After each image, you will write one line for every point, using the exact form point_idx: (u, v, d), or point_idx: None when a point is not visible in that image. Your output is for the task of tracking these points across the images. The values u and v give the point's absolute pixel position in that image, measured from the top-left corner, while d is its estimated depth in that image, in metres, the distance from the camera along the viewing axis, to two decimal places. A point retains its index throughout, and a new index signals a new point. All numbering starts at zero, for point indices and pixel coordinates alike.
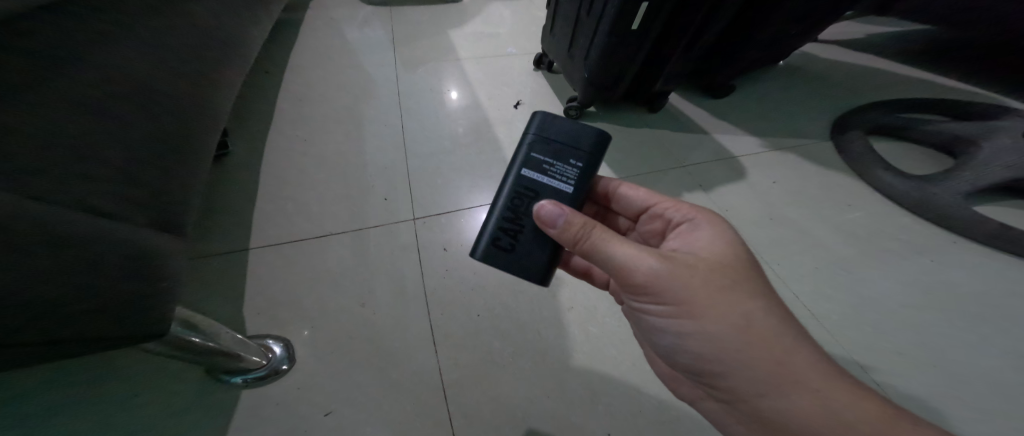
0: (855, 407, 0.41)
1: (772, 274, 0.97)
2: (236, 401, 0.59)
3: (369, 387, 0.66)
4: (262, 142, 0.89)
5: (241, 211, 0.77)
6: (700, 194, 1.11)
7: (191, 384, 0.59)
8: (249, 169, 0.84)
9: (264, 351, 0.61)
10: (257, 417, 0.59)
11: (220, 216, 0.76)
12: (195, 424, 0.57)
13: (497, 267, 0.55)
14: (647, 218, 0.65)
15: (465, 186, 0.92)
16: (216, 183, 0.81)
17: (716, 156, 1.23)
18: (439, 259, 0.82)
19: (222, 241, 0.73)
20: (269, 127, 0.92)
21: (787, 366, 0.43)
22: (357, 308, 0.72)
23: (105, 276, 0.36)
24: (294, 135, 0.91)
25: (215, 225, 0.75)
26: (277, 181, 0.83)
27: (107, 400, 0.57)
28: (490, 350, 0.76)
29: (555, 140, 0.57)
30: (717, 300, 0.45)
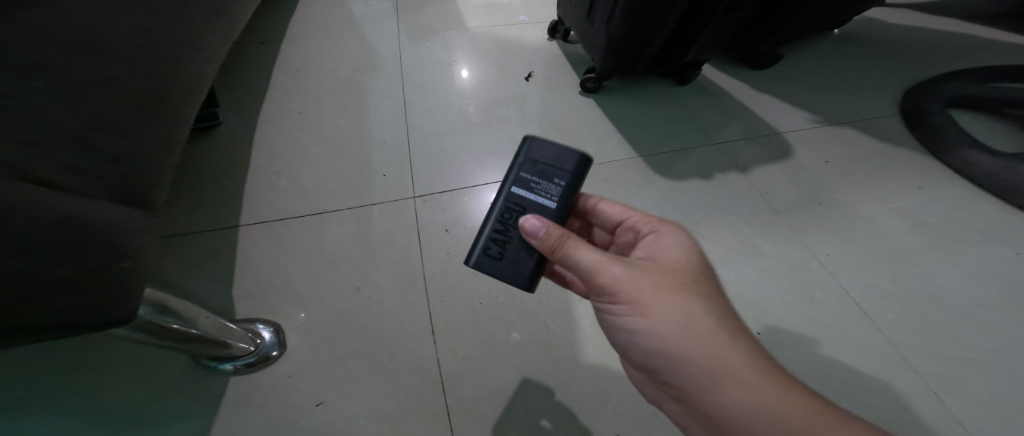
0: (788, 405, 0.34)
1: (819, 264, 0.85)
2: (226, 386, 0.58)
3: (362, 377, 0.63)
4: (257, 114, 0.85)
5: (232, 186, 0.74)
6: (735, 175, 0.99)
7: (180, 370, 0.58)
8: (243, 141, 0.80)
9: (251, 337, 0.59)
10: (247, 405, 0.57)
11: (207, 191, 0.72)
12: (184, 410, 0.56)
13: (490, 275, 0.48)
14: (620, 231, 0.56)
15: (470, 164, 0.89)
16: (207, 156, 0.77)
17: (758, 133, 1.09)
18: (441, 241, 0.78)
19: (211, 217, 0.70)
20: (266, 98, 0.89)
21: (724, 363, 0.36)
22: (351, 292, 0.69)
23: (44, 257, 0.32)
24: (289, 108, 0.87)
25: (203, 201, 0.71)
26: (269, 155, 0.79)
27: (98, 384, 0.57)
28: (493, 341, 0.71)
29: (545, 161, 0.50)
30: (661, 302, 0.39)
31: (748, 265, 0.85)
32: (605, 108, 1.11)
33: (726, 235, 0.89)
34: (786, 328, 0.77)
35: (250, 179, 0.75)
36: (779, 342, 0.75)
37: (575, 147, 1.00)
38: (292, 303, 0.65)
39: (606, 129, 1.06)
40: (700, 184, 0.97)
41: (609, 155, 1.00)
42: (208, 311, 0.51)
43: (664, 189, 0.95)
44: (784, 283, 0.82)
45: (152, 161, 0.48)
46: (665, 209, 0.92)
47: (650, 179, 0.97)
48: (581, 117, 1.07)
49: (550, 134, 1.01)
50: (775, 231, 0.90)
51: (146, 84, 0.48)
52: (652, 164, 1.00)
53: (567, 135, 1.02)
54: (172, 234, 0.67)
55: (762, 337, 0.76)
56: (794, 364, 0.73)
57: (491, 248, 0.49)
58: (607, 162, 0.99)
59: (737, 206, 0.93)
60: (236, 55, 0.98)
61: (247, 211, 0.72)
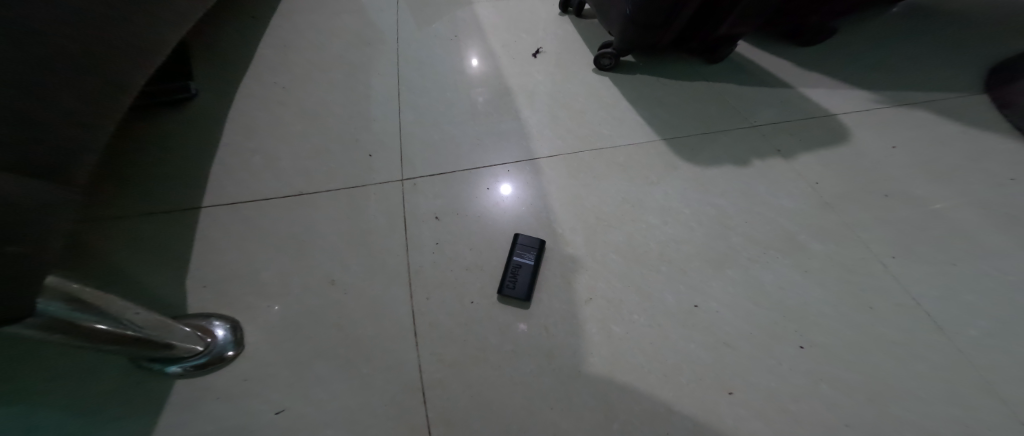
0: None
1: (879, 267, 0.71)
2: (170, 392, 0.49)
3: (332, 381, 0.55)
4: (236, 87, 0.77)
5: (197, 163, 0.65)
6: (777, 162, 0.85)
7: (119, 372, 0.49)
8: (216, 115, 0.72)
9: (199, 336, 0.49)
10: (192, 412, 0.48)
11: (170, 167, 0.64)
12: (119, 421, 0.47)
13: (510, 300, 0.67)
14: None
15: (467, 144, 0.82)
16: (173, 129, 0.69)
17: (806, 116, 0.94)
18: (431, 230, 0.70)
19: (171, 197, 0.61)
20: (247, 70, 0.82)
21: None
22: (324, 284, 0.60)
23: None
24: (272, 82, 0.81)
25: (164, 178, 0.63)
26: (244, 128, 0.71)
27: (21, 388, 0.48)
28: (484, 346, 0.63)
29: (528, 240, 0.72)
30: None
31: (790, 265, 0.72)
32: (622, 87, 0.99)
33: (763, 230, 0.76)
34: (833, 341, 0.65)
35: (218, 154, 0.67)
36: (823, 358, 0.64)
37: (589, 129, 0.90)
38: (252, 295, 0.56)
39: (624, 110, 0.94)
40: (734, 172, 0.84)
41: (627, 137, 0.89)
42: (138, 304, 0.42)
43: (690, 177, 0.83)
44: (833, 288, 0.69)
45: (65, 153, 0.40)
46: (691, 199, 0.80)
47: (674, 166, 0.84)
48: (596, 97, 0.96)
49: (560, 115, 0.91)
50: (824, 226, 0.76)
51: (72, 63, 0.41)
52: (676, 148, 0.87)
53: (578, 116, 0.91)
54: (125, 215, 0.59)
55: (804, 352, 0.64)
56: (842, 384, 0.61)
57: (507, 282, 0.67)
58: (625, 145, 0.87)
59: (777, 197, 0.80)
60: (221, 26, 0.91)
61: (212, 189, 0.63)
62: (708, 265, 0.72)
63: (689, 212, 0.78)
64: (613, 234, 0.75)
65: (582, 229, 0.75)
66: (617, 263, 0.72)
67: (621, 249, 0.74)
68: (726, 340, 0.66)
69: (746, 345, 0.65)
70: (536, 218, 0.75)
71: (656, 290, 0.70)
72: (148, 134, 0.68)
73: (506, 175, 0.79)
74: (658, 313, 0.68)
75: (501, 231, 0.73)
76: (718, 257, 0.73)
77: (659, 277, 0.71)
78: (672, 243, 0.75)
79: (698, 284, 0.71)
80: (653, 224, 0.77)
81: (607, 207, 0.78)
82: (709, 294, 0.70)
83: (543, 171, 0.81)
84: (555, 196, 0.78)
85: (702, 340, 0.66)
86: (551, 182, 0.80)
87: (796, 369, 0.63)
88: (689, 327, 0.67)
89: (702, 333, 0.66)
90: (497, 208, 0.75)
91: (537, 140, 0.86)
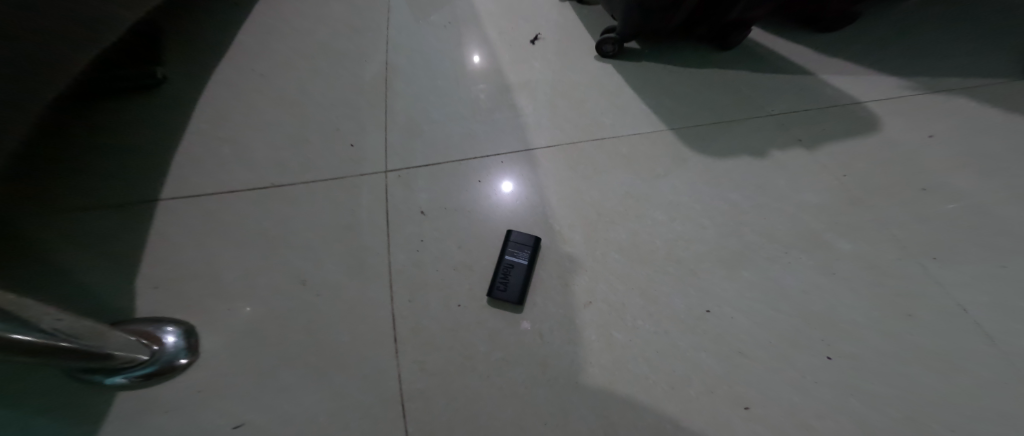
0: None
1: (915, 268, 0.63)
2: (113, 406, 0.44)
3: (300, 393, 0.49)
4: (207, 70, 0.72)
5: (159, 152, 0.60)
6: (798, 153, 0.78)
7: (54, 385, 0.44)
8: (184, 101, 0.67)
9: (144, 344, 0.44)
10: (139, 428, 0.43)
11: (128, 157, 0.59)
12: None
13: (501, 304, 0.61)
14: None
15: (458, 134, 0.76)
16: (135, 116, 0.64)
17: (829, 103, 0.86)
18: (415, 225, 0.64)
19: (127, 189, 0.56)
20: (221, 53, 0.76)
21: None
22: (293, 285, 0.54)
23: None
24: (247, 66, 0.75)
25: (121, 169, 0.58)
26: (214, 115, 0.66)
27: None
28: (471, 353, 0.57)
29: (521, 238, 0.65)
30: None
31: (813, 266, 0.64)
32: (626, 75, 0.92)
33: (783, 228, 0.68)
34: (863, 351, 0.57)
35: (184, 143, 0.62)
36: (853, 370, 0.56)
37: (590, 118, 0.83)
38: (211, 298, 0.51)
39: (628, 98, 0.87)
40: (750, 164, 0.76)
41: (631, 127, 0.82)
42: (61, 310, 0.37)
43: (700, 170, 0.76)
44: (863, 291, 0.62)
45: None
46: (701, 194, 0.73)
47: (683, 158, 0.77)
48: (598, 85, 0.89)
49: (559, 104, 0.84)
50: (851, 223, 0.68)
51: None
52: (686, 139, 0.80)
53: (578, 105, 0.85)
54: (77, 208, 0.54)
55: (831, 363, 0.57)
56: (875, 400, 0.54)
57: (497, 283, 0.61)
58: (630, 135, 0.80)
59: (798, 191, 0.72)
60: (197, 9, 0.86)
61: (174, 180, 0.58)
62: (721, 266, 0.65)
63: (699, 207, 0.71)
64: (615, 231, 0.69)
65: (581, 226, 0.69)
66: (620, 263, 0.66)
67: (624, 248, 0.67)
68: (741, 349, 0.59)
69: (765, 355, 0.58)
70: (531, 214, 0.69)
71: (662, 293, 0.63)
72: (108, 121, 0.63)
73: (499, 167, 0.73)
74: (665, 318, 0.61)
75: (493, 228, 0.67)
76: (732, 257, 0.66)
77: (666, 278, 0.64)
78: (681, 241, 0.68)
79: (709, 286, 0.64)
80: (659, 220, 0.70)
81: (609, 202, 0.72)
82: (722, 298, 0.63)
83: (539, 163, 0.75)
84: (552, 190, 0.72)
85: (714, 349, 0.59)
86: (548, 175, 0.74)
87: (821, 382, 0.56)
88: (699, 334, 0.60)
89: (714, 341, 0.60)
90: (488, 203, 0.69)
91: (534, 130, 0.79)
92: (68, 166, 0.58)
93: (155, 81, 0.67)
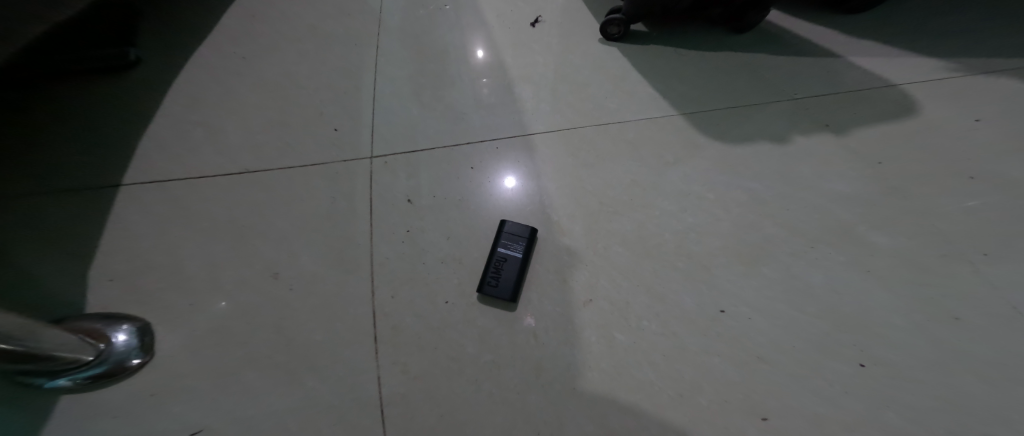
0: None
1: (960, 265, 0.56)
2: (55, 411, 0.39)
3: (266, 397, 0.44)
4: (184, 51, 0.68)
5: (124, 135, 0.56)
6: (823, 138, 0.70)
7: None
8: (156, 83, 0.63)
9: (87, 342, 0.40)
10: (84, 435, 0.39)
11: (89, 139, 0.55)
12: None
13: (492, 300, 0.55)
14: None
15: (450, 120, 0.71)
16: (102, 97, 0.60)
17: (859, 86, 0.78)
18: (401, 215, 0.59)
19: (86, 173, 0.52)
20: (198, 32, 0.71)
21: None
22: (265, 278, 0.50)
23: None
24: (227, 47, 0.70)
25: (81, 152, 0.54)
26: (188, 98, 0.62)
27: None
28: (458, 354, 0.52)
29: (516, 230, 0.60)
30: None
31: (842, 263, 0.57)
32: (633, 58, 0.85)
33: (807, 220, 0.61)
34: (902, 358, 0.50)
35: (155, 127, 0.58)
36: (890, 378, 0.49)
37: (593, 103, 0.77)
38: (173, 292, 0.47)
39: (635, 82, 0.81)
40: (770, 151, 0.69)
41: (638, 112, 0.75)
42: None
43: (714, 157, 0.69)
44: (901, 291, 0.55)
45: None
46: (715, 183, 0.66)
47: (695, 144, 0.71)
48: (603, 69, 0.83)
49: (560, 89, 0.78)
50: (885, 215, 0.61)
51: None
52: (699, 124, 0.74)
53: (581, 90, 0.79)
54: (29, 192, 0.50)
55: (864, 371, 0.50)
56: (918, 415, 0.47)
57: (488, 279, 0.56)
58: (637, 121, 0.74)
59: (824, 180, 0.65)
60: None
61: (141, 166, 0.54)
62: (738, 262, 0.59)
63: (713, 197, 0.65)
64: (619, 223, 0.63)
65: (582, 217, 0.63)
66: (624, 258, 0.60)
67: (630, 242, 0.61)
68: (760, 354, 0.52)
69: (787, 361, 0.52)
70: (527, 204, 0.64)
71: (671, 291, 0.57)
72: (72, 102, 0.59)
73: (494, 154, 0.68)
74: (674, 319, 0.55)
75: (485, 218, 0.61)
76: (749, 252, 0.59)
77: (675, 274, 0.58)
78: (693, 234, 0.61)
79: (724, 284, 0.57)
80: (669, 211, 0.64)
81: (613, 191, 0.66)
82: (738, 298, 0.56)
83: (537, 150, 0.69)
84: (550, 179, 0.66)
85: (729, 354, 0.53)
86: (546, 163, 0.68)
87: (852, 392, 0.49)
88: (712, 337, 0.54)
89: (729, 344, 0.53)
90: (481, 193, 0.64)
91: (532, 115, 0.73)
92: (23, 147, 0.54)
93: (127, 62, 0.64)
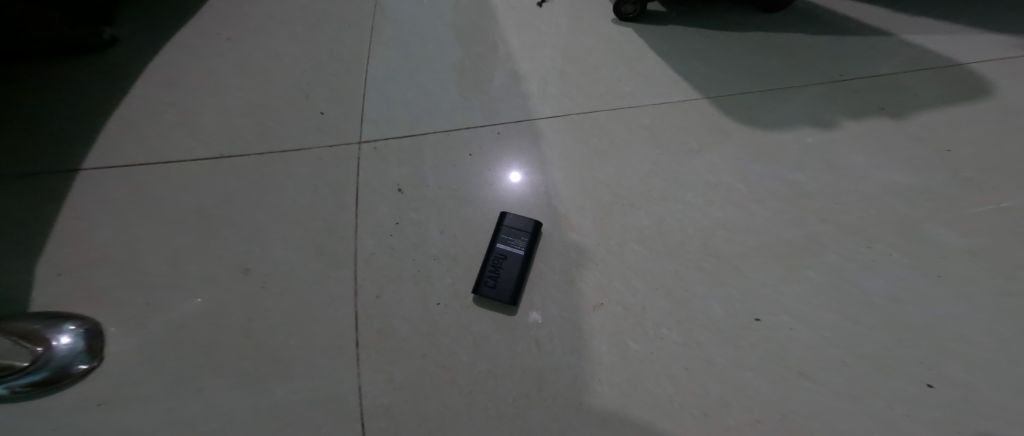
0: None
1: None
2: None
3: (230, 409, 0.39)
4: (164, 31, 0.63)
5: (88, 116, 0.52)
6: (875, 124, 0.61)
7: None
8: (126, 62, 0.58)
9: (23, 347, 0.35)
10: None
11: (50, 121, 0.51)
12: None
13: (491, 302, 0.49)
14: None
15: (447, 103, 0.64)
16: (68, 76, 0.56)
17: (916, 66, 0.68)
18: (390, 206, 0.53)
19: (43, 157, 0.48)
20: (175, 7, 0.66)
21: None
22: (235, 274, 0.45)
23: None
24: (207, 24, 0.65)
25: (40, 134, 0.50)
26: (164, 80, 0.57)
27: None
28: (450, 362, 0.45)
29: (518, 223, 0.53)
30: None
31: (900, 265, 0.49)
32: (652, 38, 0.76)
33: (857, 214, 0.53)
34: (978, 379, 0.42)
35: (128, 111, 0.53)
36: (963, 402, 0.41)
37: (606, 86, 0.69)
38: (133, 290, 0.42)
39: (654, 62, 0.72)
40: (811, 138, 0.60)
41: (657, 95, 0.67)
42: None
43: (745, 144, 0.61)
44: (977, 300, 0.46)
45: None
46: (747, 173, 0.58)
47: (723, 130, 0.62)
48: (617, 49, 0.74)
49: (569, 70, 0.71)
50: (952, 210, 0.52)
51: None
52: (727, 108, 0.65)
53: (592, 72, 0.71)
54: None
55: (931, 393, 0.42)
56: None
57: (485, 278, 0.50)
58: (656, 104, 0.66)
59: (876, 170, 0.56)
60: None
61: (106, 151, 0.49)
62: (774, 264, 0.51)
63: (744, 189, 0.57)
64: (635, 217, 0.55)
65: (593, 210, 0.56)
66: (640, 256, 0.52)
67: (648, 238, 0.54)
68: (802, 369, 0.45)
69: (835, 379, 0.44)
70: (531, 196, 0.57)
71: (696, 295, 0.49)
72: (37, 83, 0.55)
73: (495, 140, 0.61)
74: (699, 327, 0.48)
75: (484, 211, 0.55)
76: (788, 252, 0.51)
77: (699, 276, 0.51)
78: (721, 230, 0.54)
79: (758, 288, 0.49)
80: (692, 205, 0.56)
81: (628, 182, 0.58)
82: (776, 305, 0.48)
83: (543, 137, 0.62)
84: (557, 168, 0.59)
85: (766, 368, 0.45)
86: (553, 150, 0.61)
87: (916, 417, 0.41)
88: (744, 349, 0.46)
89: (765, 357, 0.46)
90: (480, 183, 0.57)
91: (537, 99, 0.66)
92: None
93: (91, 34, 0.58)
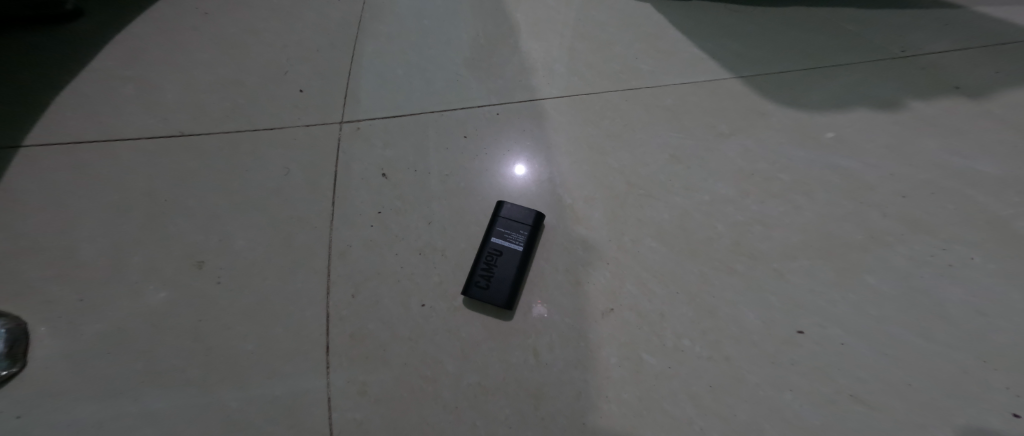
0: None
1: None
2: None
3: (173, 420, 0.34)
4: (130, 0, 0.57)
5: (36, 91, 0.48)
6: (943, 107, 0.51)
7: None
8: (82, 32, 0.54)
9: None
10: None
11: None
12: None
13: (484, 305, 0.42)
14: None
15: (442, 81, 0.57)
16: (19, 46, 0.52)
17: (992, 40, 0.58)
18: (371, 193, 0.47)
19: None
20: None
21: None
22: (191, 270, 0.40)
23: None
24: None
25: None
26: (130, 54, 0.52)
27: None
28: (430, 372, 0.39)
29: (517, 215, 0.46)
30: None
31: (979, 271, 0.40)
32: (673, 14, 0.66)
33: (925, 210, 0.44)
34: None
35: (89, 89, 0.49)
36: None
37: (622, 64, 0.60)
38: (80, 287, 0.38)
39: (678, 37, 0.63)
40: (866, 122, 0.51)
41: (681, 74, 0.58)
42: None
43: (786, 128, 0.52)
44: None
45: None
46: (789, 161, 0.49)
47: (759, 112, 0.54)
48: (635, 23, 0.65)
49: (579, 46, 0.62)
50: None
51: None
52: (764, 88, 0.56)
53: (607, 48, 0.62)
54: None
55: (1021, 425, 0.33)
56: None
57: (477, 278, 0.43)
58: (679, 83, 0.57)
59: (944, 158, 0.47)
60: None
61: (56, 131, 0.46)
62: (822, 268, 0.42)
63: (786, 179, 0.48)
64: (653, 210, 0.47)
65: (604, 201, 0.48)
66: (660, 256, 0.45)
67: (668, 234, 0.46)
68: (854, 391, 0.37)
69: (895, 404, 0.36)
70: (533, 185, 0.49)
71: (726, 302, 0.42)
72: None
73: (494, 121, 0.54)
74: (729, 339, 0.40)
75: (479, 201, 0.48)
76: (840, 254, 0.43)
77: (731, 281, 0.43)
78: (756, 226, 0.45)
79: (803, 296, 0.41)
80: (722, 196, 0.48)
81: (646, 169, 0.50)
82: (824, 316, 0.40)
83: (548, 118, 0.55)
84: (564, 154, 0.52)
85: (810, 389, 0.37)
86: (559, 134, 0.53)
87: None
88: (784, 366, 0.38)
89: (810, 376, 0.37)
90: (476, 169, 0.50)
91: (543, 78, 0.59)
92: None
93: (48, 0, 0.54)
